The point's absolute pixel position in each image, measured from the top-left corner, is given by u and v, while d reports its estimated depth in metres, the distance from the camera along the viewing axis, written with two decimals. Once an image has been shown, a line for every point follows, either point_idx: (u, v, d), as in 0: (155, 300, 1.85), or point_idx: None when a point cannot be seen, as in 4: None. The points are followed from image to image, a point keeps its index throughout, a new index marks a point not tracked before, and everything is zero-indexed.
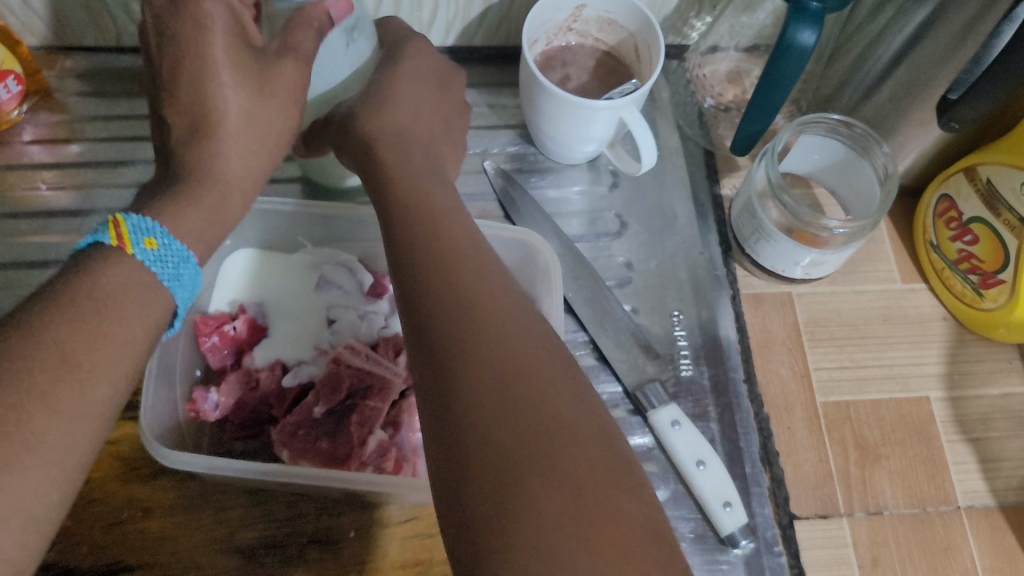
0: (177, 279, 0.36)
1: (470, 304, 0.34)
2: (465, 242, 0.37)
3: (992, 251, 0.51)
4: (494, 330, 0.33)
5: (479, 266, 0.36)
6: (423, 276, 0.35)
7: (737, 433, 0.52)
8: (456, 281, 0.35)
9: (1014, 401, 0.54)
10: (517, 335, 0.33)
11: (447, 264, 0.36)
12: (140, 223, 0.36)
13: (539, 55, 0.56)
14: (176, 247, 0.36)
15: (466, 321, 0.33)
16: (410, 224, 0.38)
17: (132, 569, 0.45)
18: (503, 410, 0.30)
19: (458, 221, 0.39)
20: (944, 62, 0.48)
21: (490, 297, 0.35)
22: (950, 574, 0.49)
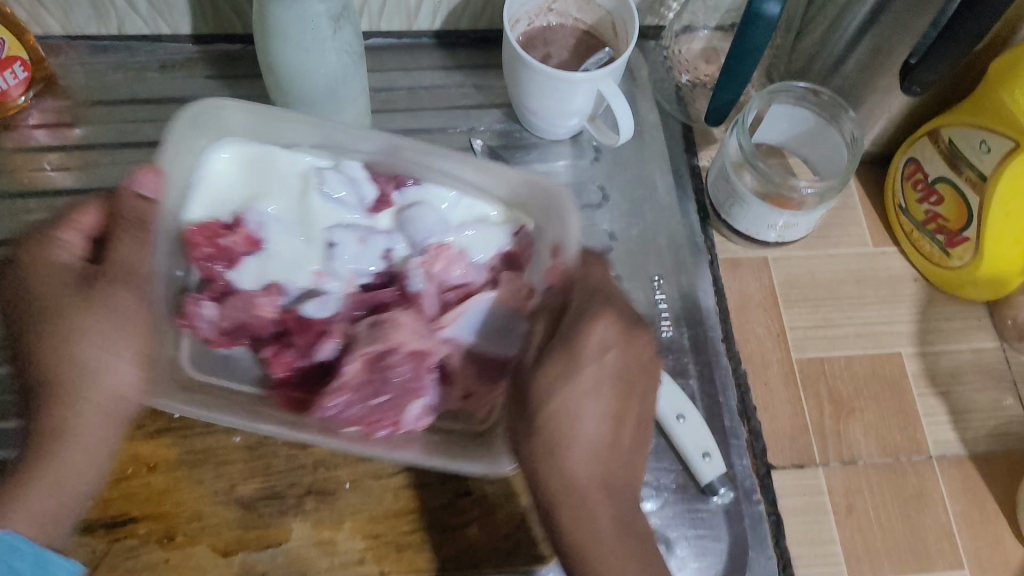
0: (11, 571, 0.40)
1: (577, 543, 0.41)
2: (602, 463, 0.42)
3: (956, 210, 0.54)
4: (604, 571, 0.41)
5: (627, 472, 0.42)
6: (551, 505, 0.42)
7: (716, 389, 0.54)
8: (574, 515, 0.41)
9: (984, 355, 0.56)
10: (619, 556, 0.41)
11: (580, 444, 0.42)
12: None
13: (521, 34, 0.58)
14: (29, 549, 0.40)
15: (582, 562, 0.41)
16: (540, 458, 0.42)
17: (136, 520, 0.46)
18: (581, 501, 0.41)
19: (609, 431, 0.42)
20: (904, 29, 0.51)
21: (598, 529, 0.41)
22: (922, 518, 0.51)
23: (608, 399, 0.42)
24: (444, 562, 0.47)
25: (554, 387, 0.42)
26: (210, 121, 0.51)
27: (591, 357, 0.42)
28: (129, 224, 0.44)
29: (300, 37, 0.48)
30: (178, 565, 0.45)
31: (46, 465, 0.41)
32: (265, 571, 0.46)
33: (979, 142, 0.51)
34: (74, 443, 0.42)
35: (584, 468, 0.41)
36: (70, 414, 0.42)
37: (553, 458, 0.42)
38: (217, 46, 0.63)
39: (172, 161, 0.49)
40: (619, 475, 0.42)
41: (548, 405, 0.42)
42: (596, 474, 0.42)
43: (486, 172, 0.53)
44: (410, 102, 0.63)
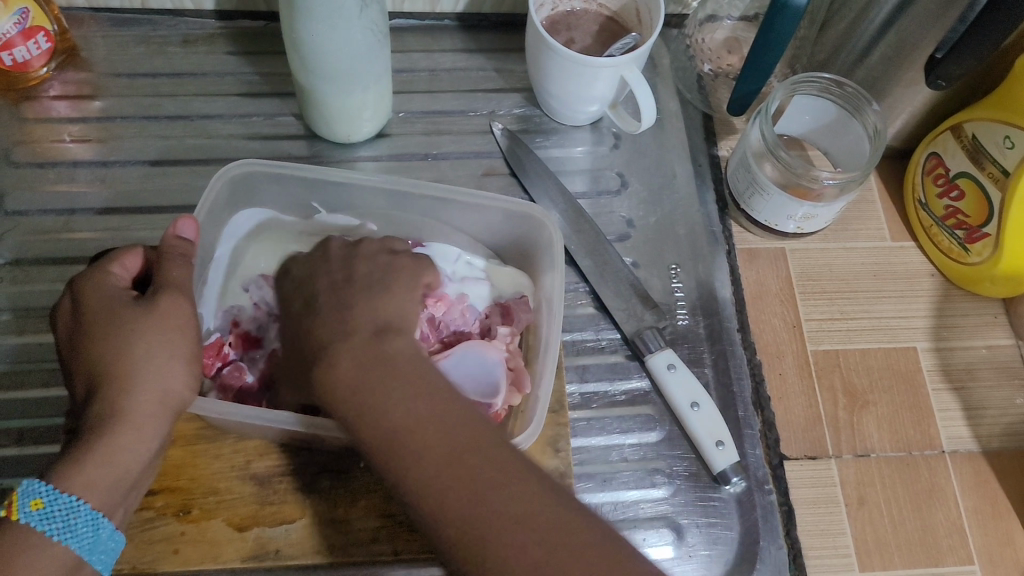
0: (70, 531, 0.38)
1: (434, 485, 0.35)
2: (419, 398, 0.38)
3: (976, 205, 0.54)
4: (476, 504, 0.35)
5: (420, 445, 0.36)
6: (388, 464, 0.36)
7: (730, 378, 0.55)
8: (413, 456, 0.36)
9: (1000, 353, 0.56)
10: (498, 480, 0.35)
11: (392, 431, 0.37)
12: (29, 486, 0.38)
13: (545, 18, 0.58)
14: (64, 498, 0.38)
15: (466, 513, 0.34)
16: (358, 417, 0.37)
17: (153, 493, 0.46)
18: (417, 461, 0.36)
19: (399, 368, 0.39)
20: (930, 23, 0.50)
21: (470, 466, 0.36)
22: (933, 513, 0.51)
23: (392, 351, 0.39)
24: None
25: (328, 338, 0.40)
26: (243, 192, 0.53)
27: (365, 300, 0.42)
28: (178, 257, 0.44)
29: (326, 15, 0.47)
30: (194, 538, 0.46)
31: (95, 448, 0.39)
32: (280, 548, 0.46)
33: (1003, 138, 0.51)
34: (126, 428, 0.40)
35: (401, 410, 0.37)
36: (128, 403, 0.40)
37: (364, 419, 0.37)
38: (240, 22, 0.63)
39: (210, 217, 0.50)
40: (454, 415, 0.37)
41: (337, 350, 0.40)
42: (414, 415, 0.37)
43: (481, 214, 0.53)
44: (431, 82, 0.63)
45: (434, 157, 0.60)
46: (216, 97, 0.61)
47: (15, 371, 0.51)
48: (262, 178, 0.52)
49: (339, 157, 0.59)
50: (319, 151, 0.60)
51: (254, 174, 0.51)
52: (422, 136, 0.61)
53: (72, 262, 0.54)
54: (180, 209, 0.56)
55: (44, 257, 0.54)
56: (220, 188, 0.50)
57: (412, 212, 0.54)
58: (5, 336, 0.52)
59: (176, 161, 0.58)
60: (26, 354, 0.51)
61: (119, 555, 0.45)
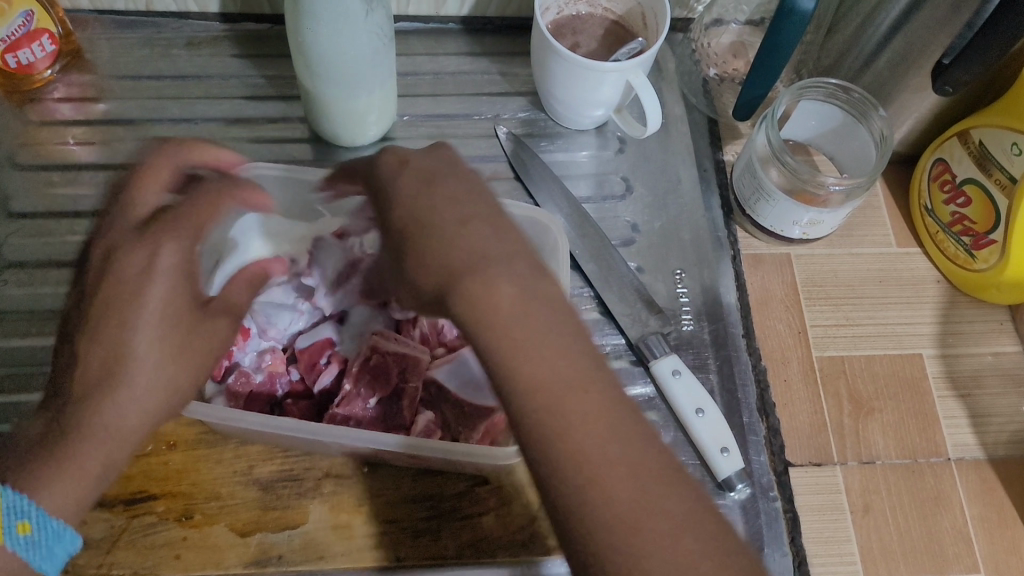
0: (45, 549, 0.38)
1: (573, 457, 0.30)
2: (558, 329, 0.32)
3: (982, 212, 0.53)
4: (611, 491, 0.29)
5: (564, 366, 0.31)
6: (519, 417, 0.31)
7: (735, 384, 0.54)
8: (555, 417, 0.31)
9: (1006, 360, 0.56)
10: (642, 470, 0.30)
11: (517, 338, 0.32)
12: (16, 508, 0.36)
13: (551, 23, 0.58)
14: (52, 525, 0.37)
15: (600, 496, 0.29)
16: (501, 352, 0.32)
17: (155, 498, 0.46)
18: (550, 383, 0.31)
19: (553, 305, 0.33)
20: (937, 30, 0.50)
21: (618, 447, 0.30)
22: (938, 520, 0.51)
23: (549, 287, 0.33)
24: (461, 550, 0.47)
25: (475, 249, 0.34)
26: None
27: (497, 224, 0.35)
28: None
29: (332, 17, 0.48)
30: (196, 543, 0.45)
31: None
32: (282, 553, 0.46)
33: (1010, 145, 0.50)
34: None
35: (553, 361, 0.31)
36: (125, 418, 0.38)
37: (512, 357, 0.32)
38: (245, 24, 0.63)
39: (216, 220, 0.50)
40: (608, 384, 0.32)
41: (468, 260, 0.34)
42: (567, 370, 0.31)
43: None
44: (436, 86, 0.63)
45: None
46: (220, 100, 0.61)
47: (17, 374, 0.50)
48: (267, 182, 0.52)
49: (344, 161, 0.59)
50: (323, 155, 0.59)
51: (259, 178, 0.51)
52: (427, 140, 0.61)
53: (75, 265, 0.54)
54: None
55: (47, 261, 0.54)
56: None
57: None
58: (8, 338, 0.52)
59: None
60: (28, 358, 0.51)
61: (121, 560, 0.45)
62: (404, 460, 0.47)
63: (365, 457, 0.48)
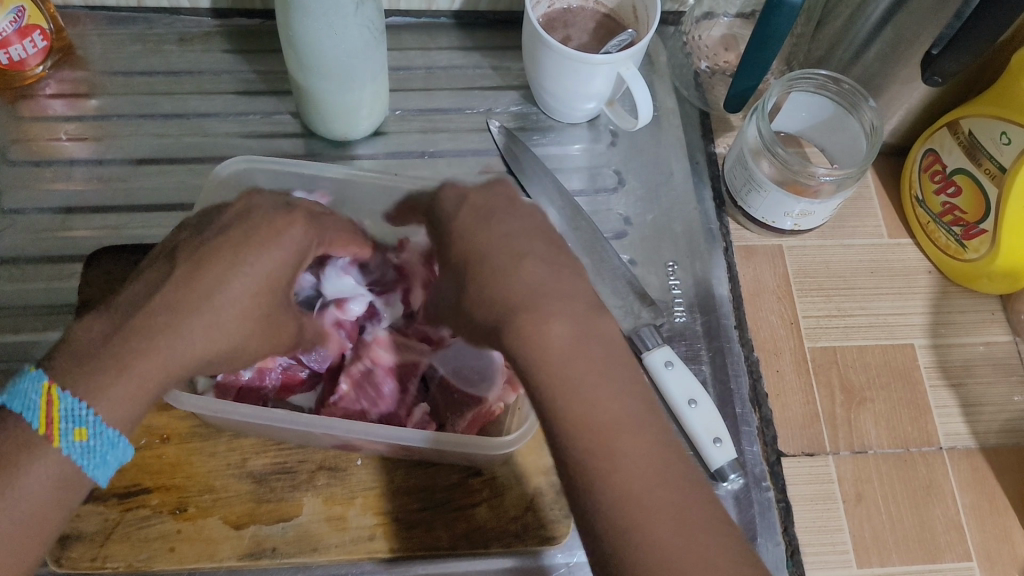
0: (98, 461, 0.35)
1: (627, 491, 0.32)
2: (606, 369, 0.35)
3: (973, 201, 0.54)
4: (638, 496, 0.32)
5: (602, 408, 0.34)
6: (569, 446, 0.33)
7: (728, 375, 0.55)
8: (615, 455, 0.33)
9: (998, 349, 0.56)
10: (671, 494, 0.33)
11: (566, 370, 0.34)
12: (70, 413, 0.34)
13: (542, 16, 0.58)
14: (107, 433, 0.35)
15: (625, 497, 0.32)
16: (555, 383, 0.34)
17: (148, 491, 0.46)
18: (591, 418, 0.33)
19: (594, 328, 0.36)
20: (926, 20, 0.50)
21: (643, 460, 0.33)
22: (930, 509, 0.51)
23: (605, 322, 0.36)
24: (455, 541, 0.47)
25: (532, 282, 0.36)
26: None
27: (549, 260, 0.38)
28: None
29: (323, 12, 0.47)
30: (190, 536, 0.46)
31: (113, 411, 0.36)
32: (276, 545, 0.46)
33: (999, 134, 0.51)
34: None
35: (605, 403, 0.34)
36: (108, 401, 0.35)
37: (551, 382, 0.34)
38: (237, 20, 0.63)
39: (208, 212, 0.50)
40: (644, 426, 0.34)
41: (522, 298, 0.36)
42: (615, 413, 0.34)
43: None
44: (428, 80, 0.63)
45: (431, 155, 0.60)
46: (212, 94, 0.61)
47: (9, 370, 0.50)
48: (259, 176, 0.52)
49: (336, 155, 0.60)
50: (316, 149, 0.60)
51: (251, 171, 0.51)
52: (419, 134, 0.61)
53: (68, 261, 0.54)
54: (174, 207, 0.56)
55: (40, 257, 0.54)
56: (218, 185, 0.50)
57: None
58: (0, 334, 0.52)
59: (172, 159, 0.58)
60: (20, 353, 0.51)
61: (114, 553, 0.45)
62: (398, 452, 0.47)
63: (358, 450, 0.48)
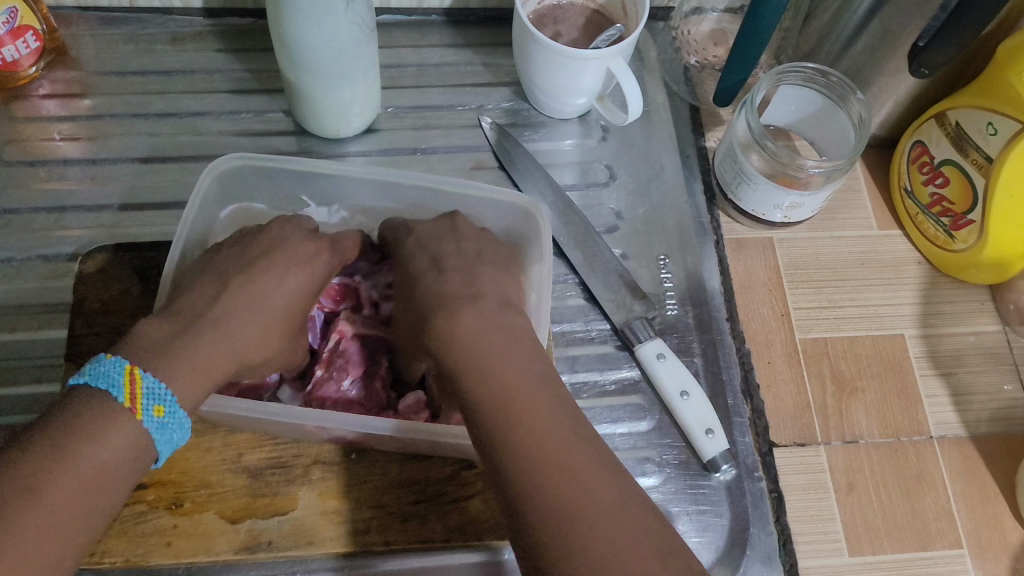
0: (166, 441, 0.37)
1: (527, 451, 0.34)
2: (517, 354, 0.38)
3: (961, 192, 0.54)
4: (538, 454, 0.34)
5: (512, 385, 0.36)
6: (481, 420, 0.36)
7: (719, 367, 0.55)
8: (515, 421, 0.35)
9: (987, 339, 0.57)
10: (573, 454, 0.34)
11: (478, 356, 0.37)
12: (152, 390, 0.36)
13: (531, 12, 0.58)
14: (179, 414, 0.37)
15: (525, 456, 0.34)
16: (465, 366, 0.37)
17: (145, 487, 0.47)
18: (495, 392, 0.36)
19: (516, 343, 0.38)
20: (913, 12, 0.51)
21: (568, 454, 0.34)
22: (921, 497, 0.52)
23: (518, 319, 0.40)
24: (449, 533, 0.47)
25: (454, 287, 0.42)
26: (233, 186, 0.53)
27: (492, 276, 0.43)
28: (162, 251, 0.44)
29: (313, 9, 0.48)
30: (187, 531, 0.46)
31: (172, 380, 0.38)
32: (272, 539, 0.46)
33: (985, 125, 0.51)
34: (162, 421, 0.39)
35: (512, 380, 0.36)
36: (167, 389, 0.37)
37: (468, 368, 0.37)
38: (229, 20, 0.63)
39: (201, 209, 0.50)
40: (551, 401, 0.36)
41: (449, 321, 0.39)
42: (521, 389, 0.36)
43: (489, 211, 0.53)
44: (420, 77, 0.64)
45: (423, 152, 0.60)
46: (205, 94, 0.61)
47: (4, 368, 0.51)
48: (251, 173, 0.52)
49: (329, 152, 0.60)
50: (308, 147, 0.60)
51: (243, 168, 0.52)
52: (411, 131, 0.61)
53: (63, 260, 0.54)
54: (167, 206, 0.56)
55: (34, 256, 0.54)
56: (210, 182, 0.50)
57: (407, 205, 0.54)
58: None
59: (165, 157, 0.58)
60: (15, 352, 0.51)
61: (112, 548, 0.45)
62: (392, 445, 0.48)
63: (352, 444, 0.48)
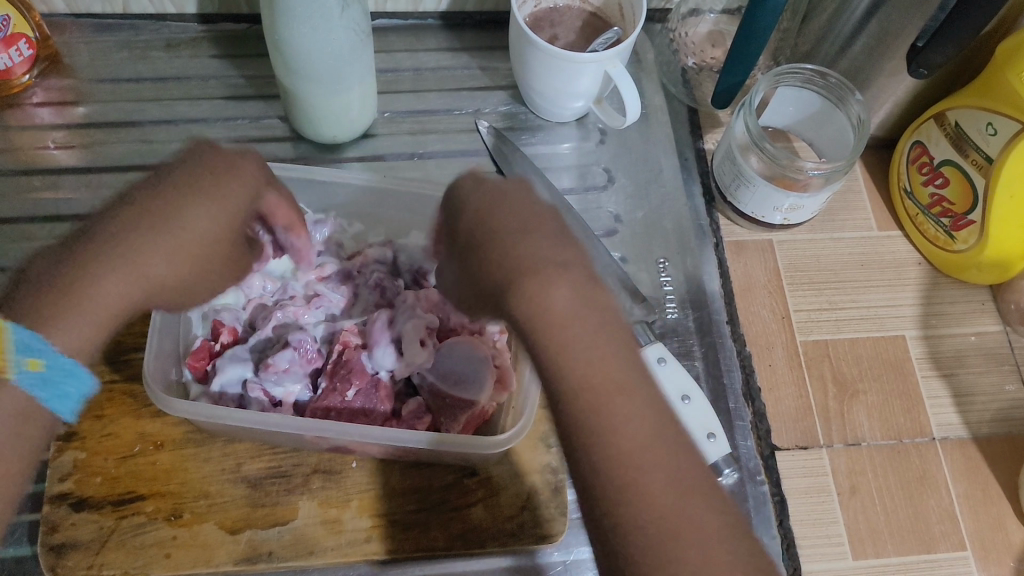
0: (59, 391, 0.37)
1: (632, 485, 0.31)
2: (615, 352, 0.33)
3: (961, 192, 0.54)
4: (649, 493, 0.31)
5: (613, 399, 0.32)
6: (574, 425, 0.32)
7: (721, 370, 0.55)
8: (620, 445, 0.31)
9: (988, 339, 0.56)
10: (685, 498, 0.31)
11: (580, 352, 0.32)
12: (22, 342, 0.35)
13: (527, 16, 0.58)
14: (64, 363, 0.37)
15: (634, 489, 0.31)
16: (556, 355, 0.32)
17: (143, 498, 0.46)
18: (592, 402, 0.32)
19: (608, 322, 0.33)
20: (910, 12, 0.50)
21: (675, 489, 0.31)
22: (924, 499, 0.51)
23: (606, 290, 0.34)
24: (450, 542, 0.47)
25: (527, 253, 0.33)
26: None
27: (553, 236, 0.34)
28: None
29: (308, 14, 0.47)
30: (185, 542, 0.45)
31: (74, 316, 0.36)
32: (272, 550, 0.46)
33: (986, 125, 0.51)
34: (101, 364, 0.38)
35: (617, 395, 0.32)
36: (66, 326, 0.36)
37: (558, 359, 0.32)
38: (223, 25, 0.63)
39: None
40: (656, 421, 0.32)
41: (526, 282, 0.33)
42: (624, 407, 0.32)
43: None
44: (416, 81, 0.63)
45: (420, 156, 0.60)
46: (200, 100, 0.61)
47: None
48: None
49: (325, 158, 0.60)
50: (304, 153, 0.60)
51: None
52: (408, 136, 0.61)
53: None
54: None
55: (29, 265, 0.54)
56: None
57: (405, 211, 0.54)
58: None
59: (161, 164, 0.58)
60: None
61: (110, 560, 0.45)
62: (393, 454, 0.48)
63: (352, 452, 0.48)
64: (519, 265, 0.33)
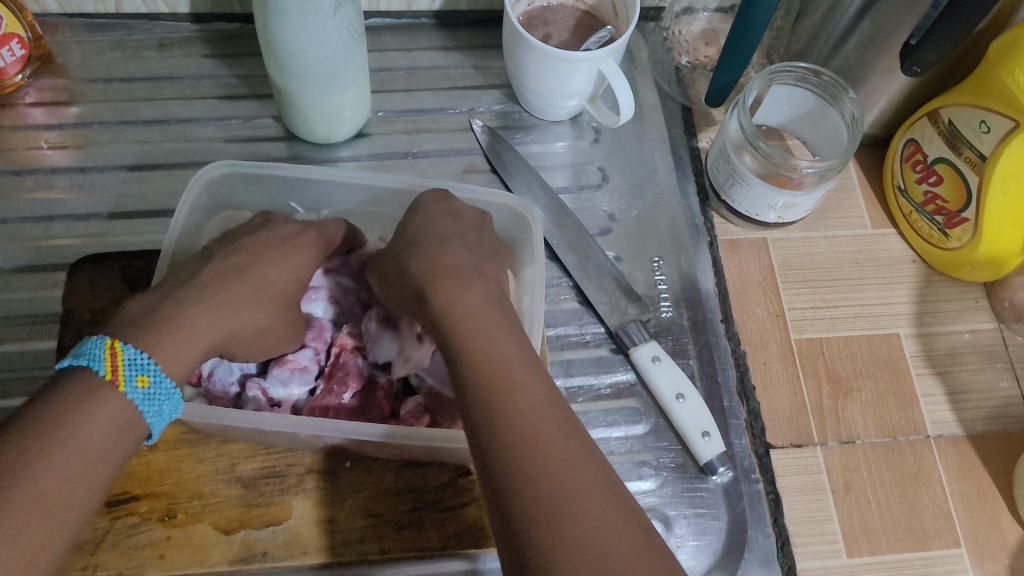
0: (156, 413, 0.37)
1: (529, 450, 0.33)
2: (518, 349, 0.37)
3: (955, 190, 0.54)
4: (545, 456, 0.33)
5: (518, 379, 0.35)
6: (477, 400, 0.35)
7: (715, 369, 0.55)
8: (517, 417, 0.34)
9: (982, 337, 0.56)
10: (578, 466, 0.33)
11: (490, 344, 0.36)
12: (133, 360, 0.37)
13: (521, 15, 0.58)
14: (165, 384, 0.38)
15: (533, 453, 0.33)
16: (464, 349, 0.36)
17: (137, 499, 0.46)
18: (494, 378, 0.35)
19: (511, 331, 0.38)
20: (904, 10, 0.50)
21: (566, 459, 0.33)
22: (919, 497, 0.51)
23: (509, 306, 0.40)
24: (445, 541, 0.47)
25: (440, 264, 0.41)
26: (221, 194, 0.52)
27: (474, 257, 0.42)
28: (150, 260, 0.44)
29: (300, 14, 0.47)
30: (180, 542, 0.45)
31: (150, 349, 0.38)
32: (266, 549, 0.46)
33: (979, 123, 0.51)
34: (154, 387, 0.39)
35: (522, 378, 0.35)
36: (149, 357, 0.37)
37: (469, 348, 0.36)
38: (215, 25, 0.63)
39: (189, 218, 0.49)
40: (554, 404, 0.35)
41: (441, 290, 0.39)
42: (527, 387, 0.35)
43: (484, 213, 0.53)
44: (410, 81, 0.63)
45: (414, 155, 0.60)
46: (193, 100, 0.60)
47: None
48: (239, 180, 0.52)
49: (319, 158, 0.59)
50: (298, 153, 0.59)
51: (231, 176, 0.51)
52: (402, 135, 0.61)
53: (52, 269, 0.54)
54: (157, 214, 0.56)
55: (23, 266, 0.54)
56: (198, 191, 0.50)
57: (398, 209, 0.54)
58: None
59: (154, 164, 0.58)
60: (5, 364, 0.51)
61: (105, 561, 0.45)
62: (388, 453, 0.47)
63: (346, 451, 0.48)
64: (439, 276, 0.40)
